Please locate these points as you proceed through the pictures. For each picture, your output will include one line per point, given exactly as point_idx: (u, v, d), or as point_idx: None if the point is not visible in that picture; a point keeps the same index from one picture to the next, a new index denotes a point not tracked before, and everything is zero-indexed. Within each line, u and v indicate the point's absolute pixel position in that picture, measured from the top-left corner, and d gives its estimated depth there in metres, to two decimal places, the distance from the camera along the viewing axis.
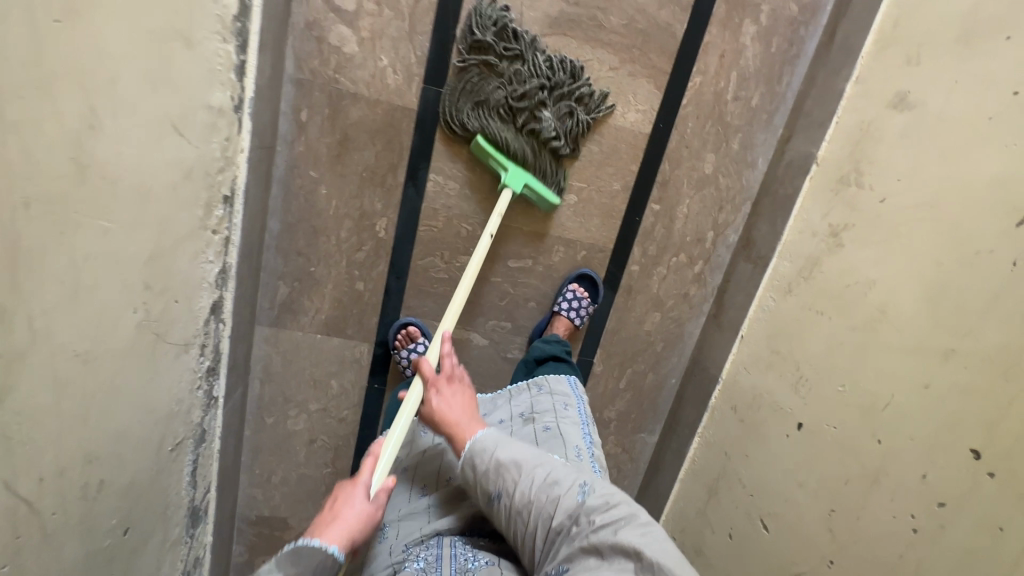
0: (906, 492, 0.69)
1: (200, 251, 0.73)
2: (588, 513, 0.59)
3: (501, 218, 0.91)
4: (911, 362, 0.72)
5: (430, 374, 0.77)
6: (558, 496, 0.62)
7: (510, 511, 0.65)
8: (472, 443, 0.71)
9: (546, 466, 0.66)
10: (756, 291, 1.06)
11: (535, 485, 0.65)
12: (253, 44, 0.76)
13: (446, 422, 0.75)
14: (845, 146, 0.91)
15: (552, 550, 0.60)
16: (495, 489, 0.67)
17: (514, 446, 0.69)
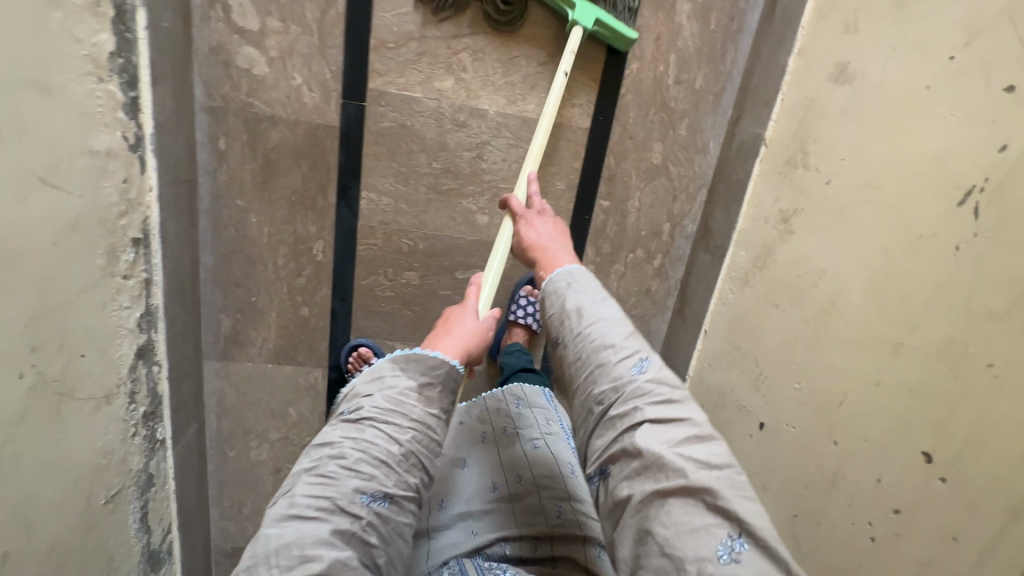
0: (862, 498, 0.65)
1: (108, 299, 0.71)
2: (644, 405, 0.50)
3: (573, 57, 0.86)
4: (861, 358, 0.67)
5: (516, 211, 0.78)
6: (614, 365, 0.53)
7: (562, 364, 0.57)
8: (547, 283, 0.62)
9: (610, 326, 0.56)
10: (715, 283, 1.01)
11: (587, 346, 0.55)
12: (145, 78, 0.73)
13: (529, 249, 0.73)
14: (790, 124, 0.85)
15: (589, 434, 0.54)
16: (553, 334, 0.58)
17: (583, 295, 0.59)
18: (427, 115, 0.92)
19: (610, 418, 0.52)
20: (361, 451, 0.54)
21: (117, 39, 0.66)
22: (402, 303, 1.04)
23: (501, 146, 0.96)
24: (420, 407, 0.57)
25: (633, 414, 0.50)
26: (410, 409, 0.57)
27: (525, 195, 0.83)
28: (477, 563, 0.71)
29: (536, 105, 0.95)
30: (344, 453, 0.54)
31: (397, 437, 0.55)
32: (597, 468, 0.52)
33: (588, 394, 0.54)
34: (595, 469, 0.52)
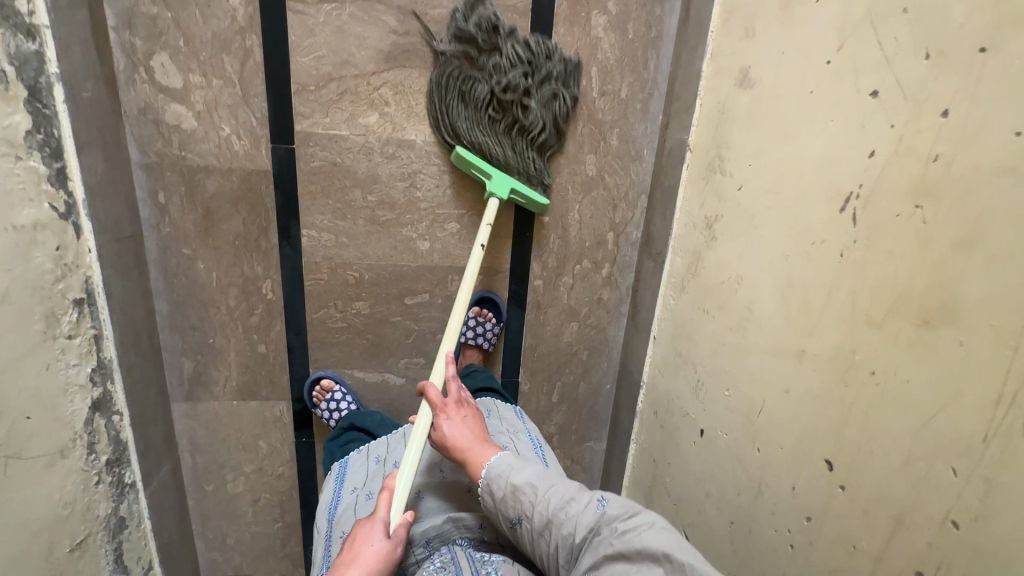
0: (782, 505, 0.65)
1: (51, 360, 0.75)
2: (608, 524, 0.60)
3: (489, 228, 0.92)
4: (774, 364, 0.67)
5: (435, 401, 0.77)
6: (574, 510, 0.63)
7: (532, 533, 0.66)
8: (487, 471, 0.71)
9: (558, 486, 0.67)
10: (659, 289, 1.01)
11: (552, 505, 0.65)
12: (70, 147, 0.77)
13: (455, 448, 0.74)
14: (708, 129, 0.85)
15: (575, 564, 0.61)
16: (514, 513, 0.67)
17: (529, 469, 0.70)
18: (356, 150, 0.95)
19: (585, 541, 0.61)
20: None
21: (33, 116, 0.70)
22: (355, 333, 1.07)
23: (433, 174, 0.98)
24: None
25: (602, 535, 0.60)
26: None
27: (441, 376, 0.82)
28: (468, 553, 0.74)
29: None
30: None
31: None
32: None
33: (562, 540, 0.63)
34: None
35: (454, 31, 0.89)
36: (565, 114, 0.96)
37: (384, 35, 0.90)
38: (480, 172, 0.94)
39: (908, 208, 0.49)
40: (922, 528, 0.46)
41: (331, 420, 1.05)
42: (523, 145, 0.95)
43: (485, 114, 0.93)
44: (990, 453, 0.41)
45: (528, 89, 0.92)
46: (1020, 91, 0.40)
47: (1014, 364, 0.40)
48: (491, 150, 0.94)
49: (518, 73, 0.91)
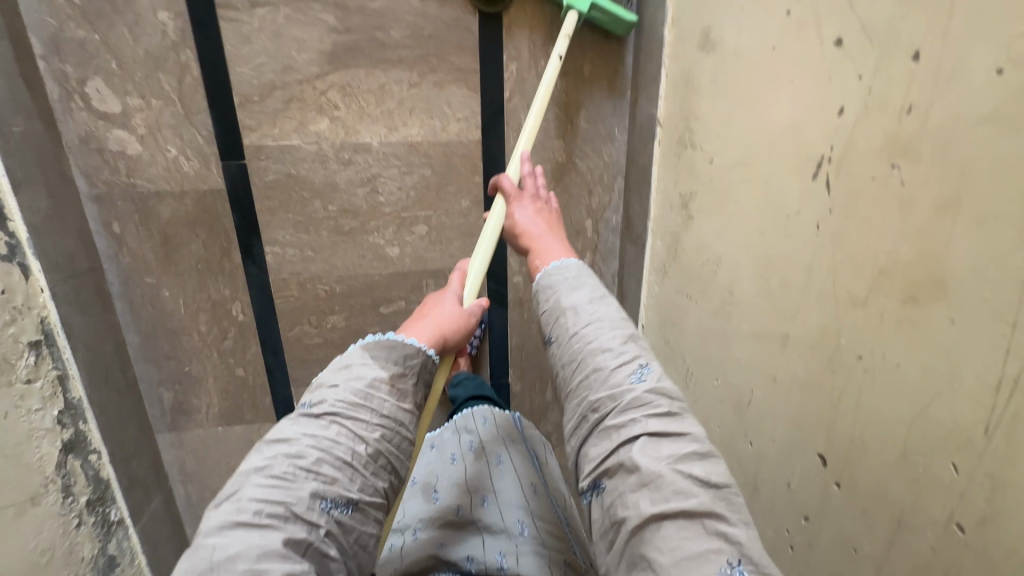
0: (779, 503, 0.59)
1: (12, 407, 0.73)
2: (644, 412, 0.48)
3: (567, 38, 0.82)
4: (759, 351, 0.61)
5: (511, 192, 0.71)
6: (612, 369, 0.51)
7: (557, 370, 0.55)
8: (544, 278, 0.60)
9: (608, 326, 0.54)
10: (643, 275, 0.95)
11: (585, 346, 0.53)
12: (5, 187, 0.75)
13: (526, 238, 0.67)
14: (676, 100, 0.79)
15: (579, 433, 0.52)
16: (549, 329, 0.57)
17: (583, 291, 0.57)
18: (310, 159, 0.90)
19: (606, 417, 0.49)
20: (316, 449, 0.47)
21: None
22: (333, 348, 1.03)
23: (394, 176, 0.93)
24: (391, 401, 0.52)
25: (633, 420, 0.48)
26: (379, 404, 0.51)
27: (516, 173, 0.75)
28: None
29: (420, 126, 0.91)
30: (296, 455, 0.46)
31: (366, 432, 0.50)
32: (591, 481, 0.49)
33: (579, 395, 0.52)
34: (587, 478, 0.49)
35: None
36: None
37: (324, 34, 0.85)
38: None
39: (884, 168, 0.43)
40: (924, 531, 0.41)
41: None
42: None
43: None
44: (993, 446, 0.35)
45: None
46: (999, 20, 0.34)
47: (1014, 343, 0.34)
48: None
49: None
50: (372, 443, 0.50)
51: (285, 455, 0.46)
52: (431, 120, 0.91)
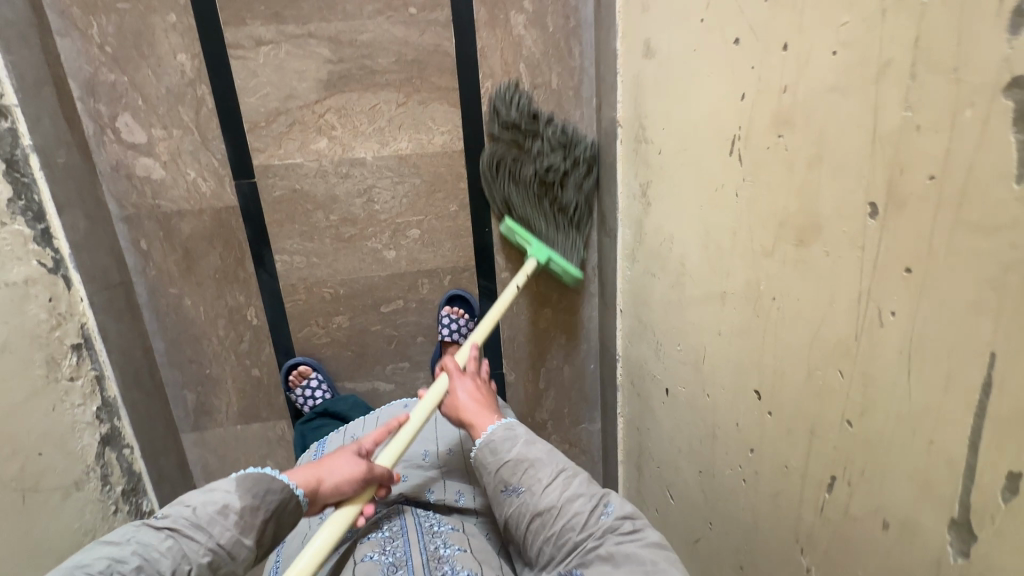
0: (732, 443, 0.67)
1: (58, 400, 0.83)
2: (615, 527, 0.65)
3: (525, 275, 1.01)
4: (706, 311, 0.70)
5: (454, 370, 0.80)
6: (586, 511, 0.66)
7: (530, 512, 0.69)
8: (485, 440, 0.73)
9: (569, 475, 0.70)
10: (617, 263, 1.05)
11: (559, 493, 0.68)
12: (50, 208, 0.85)
13: (460, 412, 0.78)
14: (630, 103, 0.90)
15: (565, 558, 0.65)
16: (516, 481, 0.71)
17: (537, 446, 0.73)
18: (313, 175, 1.02)
19: (585, 539, 0.65)
20: (138, 558, 0.54)
21: (13, 185, 0.79)
22: (340, 346, 1.13)
23: (387, 186, 1.04)
24: (231, 530, 0.59)
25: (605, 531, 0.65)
26: (216, 531, 0.58)
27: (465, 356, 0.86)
28: (416, 520, 0.77)
29: (408, 140, 1.02)
30: (117, 560, 0.53)
31: (191, 557, 0.57)
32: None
33: (561, 533, 0.66)
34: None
35: (501, 123, 1.02)
36: (594, 186, 1.08)
37: (320, 65, 0.97)
38: (524, 242, 1.05)
39: (774, 138, 0.52)
40: (828, 434, 0.49)
41: (305, 406, 1.10)
42: (563, 220, 1.06)
43: (532, 192, 1.05)
44: (862, 347, 0.44)
45: (566, 175, 1.04)
46: (831, 11, 0.44)
47: (866, 262, 0.43)
48: (537, 222, 1.05)
49: (558, 167, 1.03)
50: (195, 566, 0.57)
51: (108, 557, 0.54)
52: (418, 135, 1.02)
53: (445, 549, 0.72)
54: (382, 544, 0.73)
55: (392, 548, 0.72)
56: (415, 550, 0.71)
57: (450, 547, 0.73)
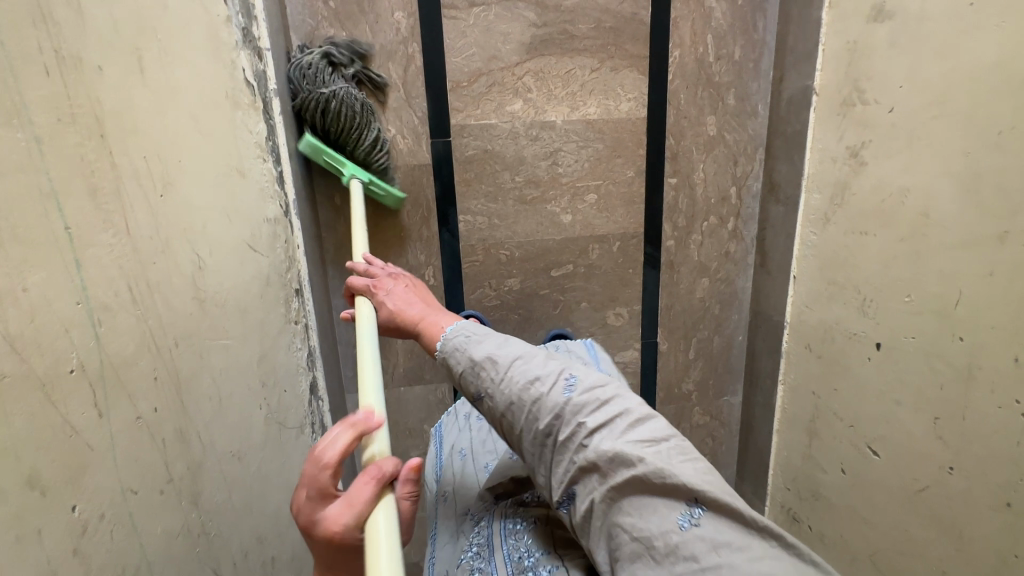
0: (1005, 379, 0.69)
1: (290, 341, 0.83)
2: (583, 414, 0.54)
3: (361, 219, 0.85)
4: (968, 255, 0.72)
5: (364, 286, 0.73)
6: (546, 398, 0.55)
7: (494, 411, 0.58)
8: (445, 341, 0.62)
9: (525, 359, 0.58)
10: (795, 230, 1.07)
11: (514, 385, 0.57)
12: (283, 153, 0.86)
13: (406, 319, 0.69)
14: (837, 69, 0.93)
15: (546, 466, 0.56)
16: (476, 388, 0.59)
17: (474, 338, 0.60)
18: (504, 136, 1.04)
19: (558, 439, 0.54)
20: None
21: (267, 125, 0.79)
22: (508, 309, 1.14)
23: (572, 150, 1.07)
24: None
25: (576, 425, 0.54)
26: None
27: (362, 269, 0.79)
28: (503, 524, 0.72)
29: (596, 106, 1.05)
30: None
31: None
32: (564, 494, 0.54)
33: (531, 432, 0.56)
34: (562, 497, 0.55)
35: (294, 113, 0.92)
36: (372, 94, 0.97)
37: (524, 28, 1.00)
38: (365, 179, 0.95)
39: None
40: None
41: None
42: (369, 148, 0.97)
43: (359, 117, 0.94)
44: None
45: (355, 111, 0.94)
46: None
47: None
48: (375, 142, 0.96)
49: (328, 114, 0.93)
50: None
51: None
52: (606, 101, 1.05)
53: (529, 557, 0.65)
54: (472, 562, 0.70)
55: (479, 561, 0.69)
56: (500, 565, 0.66)
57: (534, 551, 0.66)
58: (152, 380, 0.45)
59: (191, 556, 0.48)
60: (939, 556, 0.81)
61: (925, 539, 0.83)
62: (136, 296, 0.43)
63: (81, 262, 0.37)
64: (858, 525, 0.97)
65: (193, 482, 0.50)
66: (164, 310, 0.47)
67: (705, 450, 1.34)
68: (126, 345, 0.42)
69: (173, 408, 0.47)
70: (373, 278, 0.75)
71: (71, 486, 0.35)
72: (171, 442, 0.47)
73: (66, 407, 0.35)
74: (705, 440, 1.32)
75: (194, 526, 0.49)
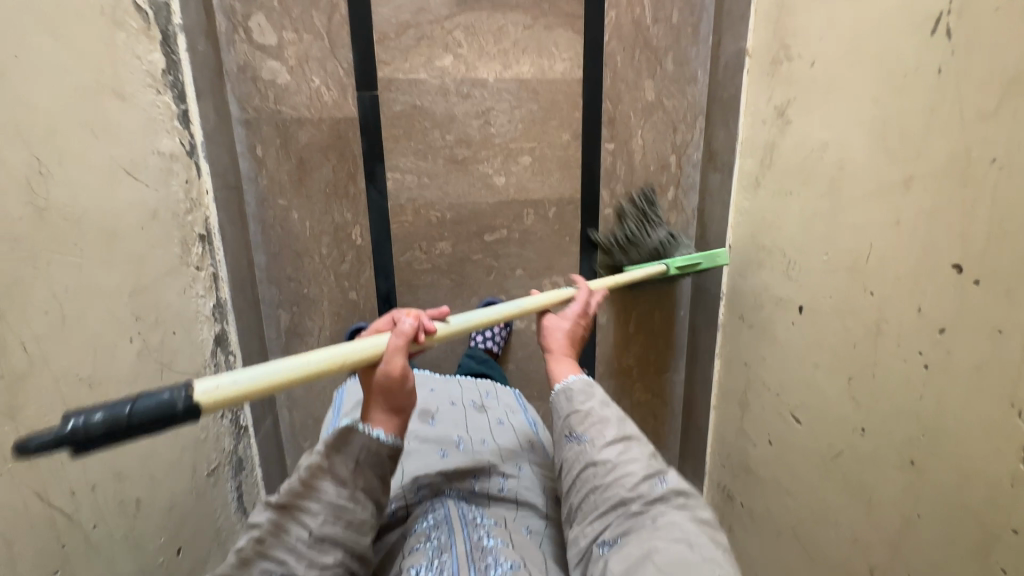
0: (908, 331, 0.67)
1: (187, 285, 0.80)
2: (666, 502, 0.64)
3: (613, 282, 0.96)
4: (878, 205, 0.70)
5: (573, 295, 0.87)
6: (642, 473, 0.67)
7: (586, 457, 0.71)
8: (574, 382, 0.78)
9: (635, 443, 0.71)
10: (730, 197, 1.05)
11: (618, 450, 0.70)
12: (189, 93, 0.84)
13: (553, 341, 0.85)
14: (767, 28, 0.91)
15: (605, 515, 0.65)
16: (580, 429, 0.73)
17: (609, 406, 0.76)
18: (434, 92, 1.02)
19: (635, 505, 0.64)
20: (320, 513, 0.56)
21: (165, 58, 0.77)
22: (440, 274, 1.11)
23: (505, 110, 1.04)
24: (330, 490, 0.57)
25: (654, 501, 0.64)
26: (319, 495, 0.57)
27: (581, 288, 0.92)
28: (461, 511, 0.73)
29: (530, 65, 1.03)
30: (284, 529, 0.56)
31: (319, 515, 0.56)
32: (613, 539, 0.62)
33: (611, 489, 0.66)
34: (609, 539, 0.62)
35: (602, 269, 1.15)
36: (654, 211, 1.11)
37: None
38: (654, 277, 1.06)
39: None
40: None
41: None
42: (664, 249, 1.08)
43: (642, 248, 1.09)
44: None
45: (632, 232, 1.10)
46: None
47: None
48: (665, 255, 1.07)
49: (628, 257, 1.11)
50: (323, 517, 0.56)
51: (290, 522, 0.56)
52: (540, 60, 1.03)
53: (488, 540, 0.67)
54: (428, 531, 0.69)
55: (438, 533, 0.68)
56: (460, 537, 0.66)
57: (494, 540, 0.68)
58: None
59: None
60: (851, 523, 0.78)
61: (839, 506, 0.80)
62: None
63: None
64: (782, 496, 0.94)
65: (10, 394, 0.47)
66: None
67: (646, 428, 1.31)
68: None
69: None
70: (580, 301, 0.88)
71: None
72: None
73: None
74: (647, 418, 1.30)
75: (6, 440, 0.46)
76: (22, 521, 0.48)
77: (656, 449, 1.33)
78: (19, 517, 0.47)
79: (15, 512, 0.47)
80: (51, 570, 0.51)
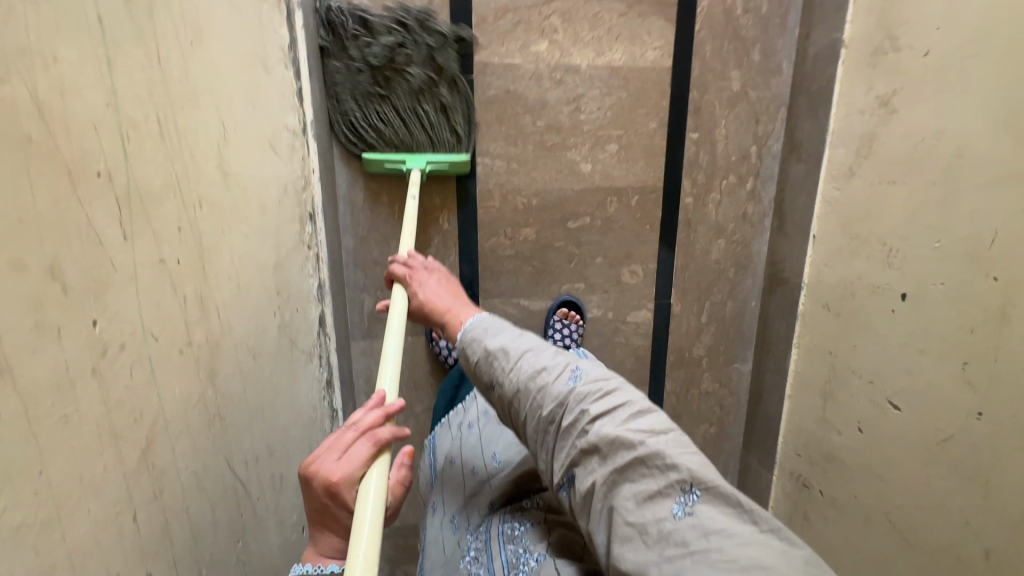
0: None
1: (303, 263, 0.80)
2: (586, 404, 0.55)
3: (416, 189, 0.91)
4: (1007, 191, 0.71)
5: (403, 275, 0.77)
6: (553, 383, 0.57)
7: (505, 397, 0.60)
8: (466, 332, 0.66)
9: (537, 351, 0.61)
10: (816, 187, 1.06)
11: (524, 374, 0.59)
12: (303, 70, 0.83)
13: (436, 311, 0.73)
14: (868, 19, 0.92)
15: (546, 450, 0.58)
16: (488, 377, 0.62)
17: (499, 333, 0.63)
18: (528, 77, 1.01)
19: (563, 424, 0.56)
20: None
21: (289, 33, 0.76)
22: (522, 260, 1.11)
23: (596, 97, 1.05)
24: None
25: (578, 412, 0.55)
26: None
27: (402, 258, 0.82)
28: (499, 528, 0.74)
29: (622, 52, 1.03)
30: None
31: None
32: (566, 478, 0.56)
33: (535, 418, 0.58)
34: (563, 480, 0.56)
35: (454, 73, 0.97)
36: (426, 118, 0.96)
37: None
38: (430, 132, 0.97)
39: None
40: None
41: (450, 357, 1.10)
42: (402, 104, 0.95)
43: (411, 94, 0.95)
44: None
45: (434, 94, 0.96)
46: None
47: None
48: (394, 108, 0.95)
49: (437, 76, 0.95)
50: None
51: None
52: (632, 48, 1.04)
53: (521, 555, 0.68)
54: (471, 566, 0.74)
55: (479, 566, 0.72)
56: (496, 563, 0.70)
57: (526, 549, 0.68)
58: (176, 230, 0.41)
59: (207, 434, 0.45)
60: (961, 506, 0.79)
61: (949, 491, 0.81)
62: (165, 133, 0.40)
63: (112, 65, 0.34)
64: (873, 483, 0.95)
65: (211, 358, 0.46)
66: (190, 161, 0.44)
67: (713, 418, 1.32)
68: (153, 177, 0.38)
69: (195, 268, 0.44)
70: (410, 270, 0.78)
71: (94, 299, 0.32)
72: (192, 302, 0.43)
73: (90, 207, 0.32)
74: (714, 408, 1.30)
75: (211, 404, 0.46)
76: (221, 488, 0.47)
77: (721, 440, 1.33)
78: (218, 484, 0.47)
79: (216, 480, 0.46)
80: (235, 540, 0.50)
